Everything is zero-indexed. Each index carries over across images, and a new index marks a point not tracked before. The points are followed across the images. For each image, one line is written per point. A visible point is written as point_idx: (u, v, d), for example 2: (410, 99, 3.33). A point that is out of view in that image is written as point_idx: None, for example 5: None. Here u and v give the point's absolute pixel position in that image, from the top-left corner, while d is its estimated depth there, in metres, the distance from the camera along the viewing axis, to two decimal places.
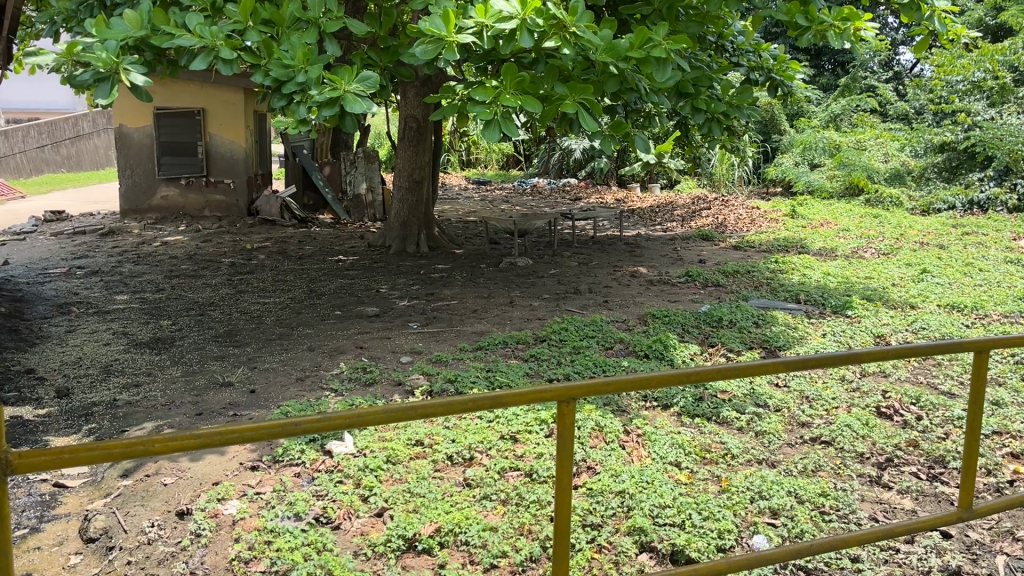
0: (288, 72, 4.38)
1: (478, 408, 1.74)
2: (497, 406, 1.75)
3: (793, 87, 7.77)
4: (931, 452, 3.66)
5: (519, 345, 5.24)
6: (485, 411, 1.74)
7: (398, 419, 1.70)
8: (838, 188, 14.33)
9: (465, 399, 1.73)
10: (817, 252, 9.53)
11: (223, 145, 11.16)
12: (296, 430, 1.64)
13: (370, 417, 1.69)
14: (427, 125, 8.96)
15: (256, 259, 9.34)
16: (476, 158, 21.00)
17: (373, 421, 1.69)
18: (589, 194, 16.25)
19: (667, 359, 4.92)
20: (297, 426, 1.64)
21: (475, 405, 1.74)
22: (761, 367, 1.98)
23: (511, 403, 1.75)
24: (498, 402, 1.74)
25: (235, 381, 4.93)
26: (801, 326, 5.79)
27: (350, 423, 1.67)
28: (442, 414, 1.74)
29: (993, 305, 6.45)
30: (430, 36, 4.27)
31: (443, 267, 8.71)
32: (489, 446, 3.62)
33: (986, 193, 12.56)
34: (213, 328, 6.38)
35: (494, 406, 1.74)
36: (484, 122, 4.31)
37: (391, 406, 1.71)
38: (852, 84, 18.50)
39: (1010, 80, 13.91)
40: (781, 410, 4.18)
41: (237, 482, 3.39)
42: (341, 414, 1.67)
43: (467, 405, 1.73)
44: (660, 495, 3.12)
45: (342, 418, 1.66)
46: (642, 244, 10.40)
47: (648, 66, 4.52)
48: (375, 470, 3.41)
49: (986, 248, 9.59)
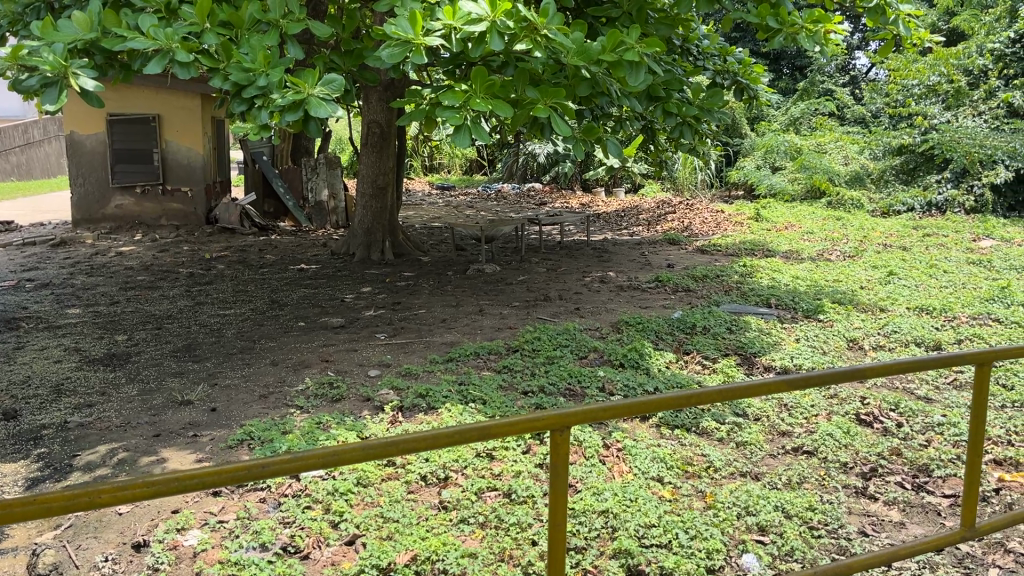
0: (248, 76, 4.19)
1: (463, 439, 1.59)
2: (485, 436, 1.60)
3: (759, 91, 7.77)
4: (914, 460, 3.60)
5: (491, 356, 5.10)
6: (471, 443, 1.60)
7: (378, 456, 1.54)
8: (800, 191, 14.43)
9: (451, 432, 1.58)
10: (783, 255, 9.54)
11: (180, 152, 10.87)
12: (264, 473, 1.46)
13: (345, 454, 1.52)
14: (390, 130, 8.79)
15: (216, 269, 9.07)
16: (439, 163, 20.84)
17: (352, 459, 1.52)
18: (554, 199, 16.18)
19: (642, 368, 4.82)
20: (265, 468, 1.46)
21: (461, 437, 1.59)
22: (760, 388, 1.88)
23: (498, 434, 1.61)
24: (484, 433, 1.60)
25: (195, 399, 4.71)
26: (774, 331, 5.74)
27: (324, 462, 1.51)
28: (425, 449, 1.58)
29: (962, 307, 6.47)
30: (396, 40, 4.12)
31: (409, 275, 8.54)
32: (464, 464, 3.48)
33: (944, 194, 12.73)
34: (171, 342, 6.14)
35: (482, 437, 1.60)
36: (454, 127, 4.17)
37: (369, 441, 1.55)
38: (810, 88, 18.71)
39: (965, 84, 14.15)
40: (760, 419, 4.10)
41: (198, 510, 3.20)
42: (312, 453, 1.50)
43: (451, 438, 1.58)
44: (645, 514, 3.01)
45: (314, 457, 1.49)
46: (610, 248, 10.34)
47: (621, 69, 4.42)
48: (345, 493, 3.25)
49: (947, 250, 9.69)
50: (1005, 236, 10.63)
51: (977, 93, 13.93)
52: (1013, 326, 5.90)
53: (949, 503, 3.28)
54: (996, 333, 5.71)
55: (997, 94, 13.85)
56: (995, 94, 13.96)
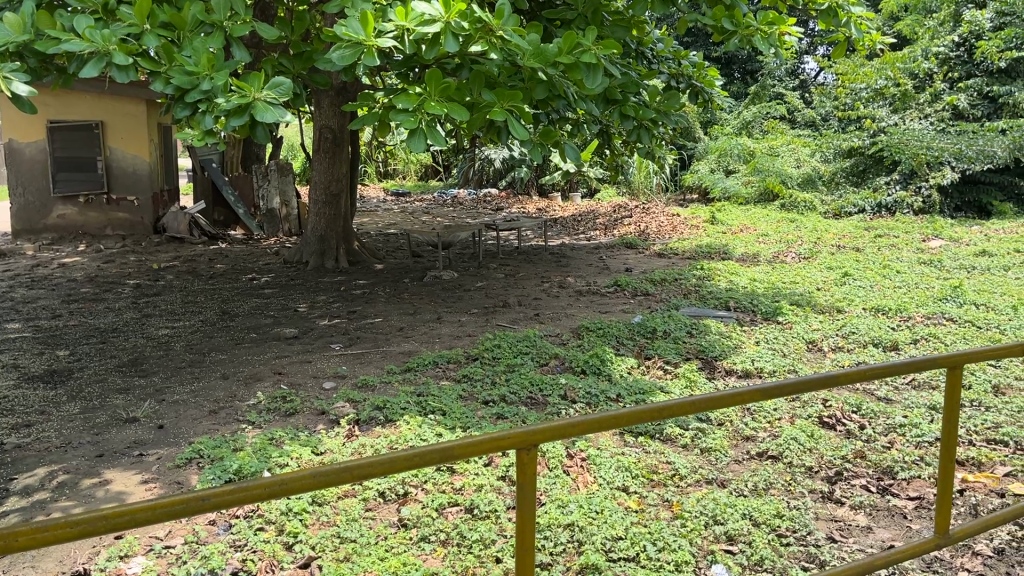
0: (191, 80, 4.03)
1: (421, 463, 1.50)
2: (447, 459, 1.51)
3: (713, 94, 7.77)
4: (879, 463, 3.58)
5: (450, 365, 4.98)
6: (433, 466, 1.50)
7: (328, 483, 1.43)
8: (753, 194, 14.57)
9: (410, 455, 1.48)
10: (740, 258, 9.59)
11: (125, 159, 10.55)
12: (204, 506, 1.35)
13: (294, 483, 1.41)
14: (343, 135, 8.63)
15: (164, 279, 8.80)
16: (394, 169, 20.63)
17: (303, 487, 1.42)
18: (511, 204, 16.11)
19: (605, 374, 4.75)
20: (206, 501, 1.35)
21: (423, 460, 1.49)
22: (734, 398, 1.81)
23: (460, 456, 1.51)
24: (446, 455, 1.50)
25: (141, 416, 4.51)
26: (734, 334, 5.72)
27: (272, 491, 1.40)
28: (382, 474, 1.47)
29: (916, 307, 6.53)
30: (347, 41, 4.00)
31: (365, 283, 8.38)
32: (424, 480, 3.36)
33: (893, 196, 12.94)
34: (115, 357, 5.90)
35: (443, 459, 1.51)
36: (409, 130, 4.05)
37: (319, 468, 1.44)
38: (761, 92, 18.93)
39: (912, 87, 14.38)
40: (724, 424, 4.05)
41: (143, 535, 3.03)
42: (258, 484, 1.39)
43: (409, 462, 1.48)
44: (612, 527, 2.92)
45: (260, 488, 1.38)
46: (568, 253, 10.29)
47: (578, 71, 4.35)
48: (300, 513, 3.11)
49: (899, 250, 9.84)
50: (953, 235, 10.85)
51: (923, 96, 14.21)
52: (967, 325, 5.97)
53: (915, 506, 3.26)
54: (951, 332, 5.77)
55: (941, 97, 14.15)
56: (940, 97, 14.27)
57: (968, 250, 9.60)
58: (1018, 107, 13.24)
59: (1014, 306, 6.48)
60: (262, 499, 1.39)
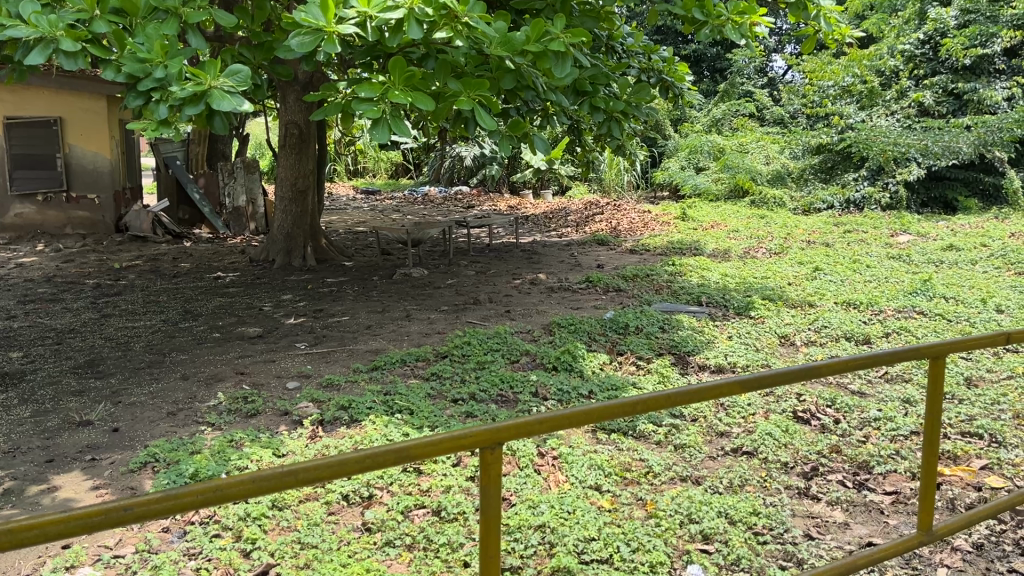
0: (143, 68, 3.88)
1: (371, 467, 1.37)
2: (403, 459, 1.39)
3: (683, 88, 7.71)
4: (855, 457, 3.52)
5: (418, 364, 4.85)
6: (390, 468, 1.39)
7: (266, 490, 1.29)
8: (723, 190, 14.57)
9: (363, 456, 1.36)
10: (711, 254, 9.56)
11: (85, 157, 10.27)
12: (127, 516, 1.20)
13: (233, 487, 1.28)
14: (309, 130, 8.43)
15: (125, 279, 8.56)
16: (364, 167, 20.41)
17: (238, 495, 1.27)
18: (482, 202, 15.98)
19: (577, 371, 4.66)
20: (127, 512, 1.19)
21: (375, 462, 1.37)
22: (710, 391, 1.72)
23: (416, 457, 1.39)
24: (403, 456, 1.39)
25: (95, 420, 4.32)
26: (707, 329, 5.65)
27: (205, 499, 1.25)
28: (330, 479, 1.34)
29: (887, 301, 6.52)
30: (307, 28, 3.87)
31: (332, 281, 8.22)
32: (390, 481, 3.24)
33: (861, 192, 13.03)
34: (71, 358, 5.69)
35: (401, 460, 1.39)
36: (372, 120, 3.95)
37: (261, 473, 1.30)
38: (730, 89, 18.97)
39: (878, 84, 14.52)
40: (698, 420, 3.97)
41: (91, 544, 2.87)
42: (188, 492, 1.23)
43: (359, 465, 1.35)
44: (584, 527, 2.82)
45: (189, 497, 1.23)
46: (539, 250, 10.19)
47: (547, 60, 4.26)
48: (258, 518, 2.96)
49: (868, 246, 9.87)
50: (921, 231, 10.92)
51: (890, 93, 14.32)
52: (938, 319, 5.97)
53: (892, 500, 3.19)
54: (922, 325, 5.75)
55: (907, 93, 14.27)
56: (906, 94, 14.39)
57: (936, 245, 9.65)
58: (983, 104, 13.38)
59: (983, 300, 6.49)
60: (195, 507, 1.25)
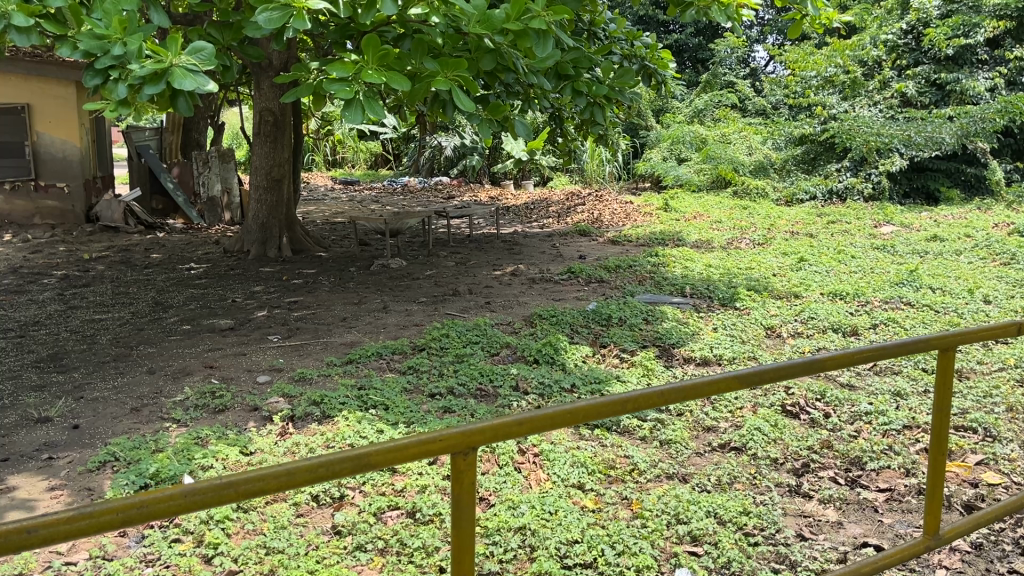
0: (101, 44, 3.69)
1: (326, 475, 1.14)
2: (363, 469, 1.16)
3: (666, 76, 7.56)
4: (846, 453, 3.39)
5: (395, 356, 4.68)
6: (346, 479, 1.16)
7: (198, 505, 1.06)
8: (705, 181, 14.44)
9: (314, 465, 1.12)
10: (693, 244, 9.44)
11: (53, 145, 9.98)
12: (30, 540, 0.98)
13: (157, 505, 1.04)
14: (285, 117, 8.20)
15: (94, 270, 8.30)
16: (343, 158, 20.13)
17: (168, 511, 1.05)
18: (462, 192, 15.78)
19: (558, 364, 4.51)
20: (34, 533, 0.99)
21: (332, 471, 1.14)
22: (707, 388, 1.56)
23: (376, 465, 1.17)
24: (361, 463, 1.16)
25: (54, 416, 4.11)
26: (692, 321, 5.51)
27: (129, 515, 1.03)
28: (275, 492, 1.11)
29: (873, 292, 6.42)
30: (275, 3, 3.69)
31: (308, 271, 8.01)
32: (363, 481, 3.08)
33: (844, 182, 12.96)
34: (34, 352, 5.46)
35: (359, 468, 1.16)
36: (345, 101, 3.81)
37: (193, 484, 1.07)
38: (713, 80, 18.86)
39: (860, 74, 14.47)
40: (683, 414, 3.84)
41: (42, 550, 2.69)
42: (111, 506, 1.02)
43: (312, 474, 1.12)
44: (567, 529, 2.68)
45: (113, 511, 1.02)
46: (520, 241, 10.03)
47: (527, 40, 4.09)
48: (221, 521, 2.79)
49: (852, 236, 9.80)
50: (904, 221, 10.87)
51: (873, 84, 14.25)
52: (925, 310, 5.88)
53: (886, 498, 3.08)
54: (910, 316, 5.66)
55: (890, 84, 14.22)
56: (889, 84, 14.35)
57: (919, 236, 9.59)
58: (965, 95, 13.35)
59: (970, 290, 6.41)
60: (114, 528, 1.03)
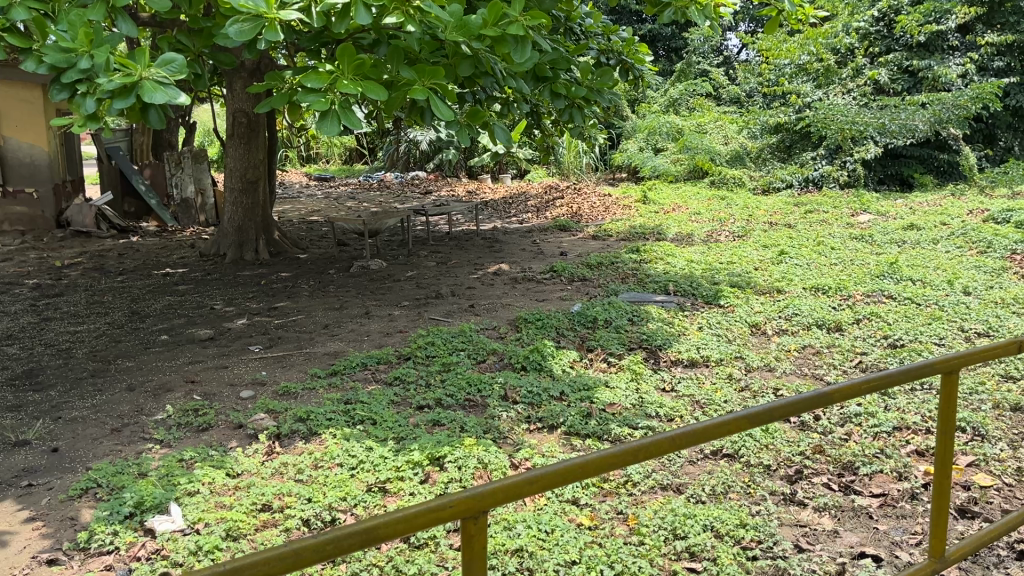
0: (67, 58, 3.59)
1: (335, 550, 1.09)
2: (370, 543, 1.11)
3: (643, 71, 7.47)
4: (838, 458, 3.38)
5: (380, 367, 4.63)
6: (354, 554, 1.10)
7: None
8: (683, 171, 14.47)
9: (325, 541, 1.07)
10: (674, 238, 9.43)
11: (19, 148, 9.72)
12: None
13: None
14: (258, 119, 8.08)
15: (67, 278, 8.14)
16: (317, 153, 20.01)
17: None
18: (439, 187, 15.68)
19: (546, 370, 4.48)
20: None
21: (340, 546, 1.09)
22: (718, 431, 1.47)
23: (384, 539, 1.12)
24: (370, 537, 1.10)
25: (33, 439, 3.99)
26: (677, 321, 5.50)
27: None
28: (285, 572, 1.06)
29: (855, 285, 6.45)
30: (246, 13, 3.60)
31: (287, 275, 7.91)
32: (354, 503, 3.04)
33: (820, 170, 13.04)
34: (8, 369, 5.33)
35: (368, 543, 1.11)
36: (320, 113, 3.73)
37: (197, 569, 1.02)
38: (686, 69, 18.85)
39: (833, 62, 14.50)
40: (674, 420, 3.88)
41: None
42: None
43: (319, 553, 1.07)
44: (564, 549, 2.65)
45: None
46: (500, 237, 9.98)
47: (505, 45, 4.03)
48: (212, 553, 2.74)
49: (830, 226, 9.85)
50: (880, 209, 10.94)
51: (846, 71, 14.28)
52: (907, 303, 5.90)
53: (880, 503, 3.08)
54: (892, 310, 5.68)
55: (863, 71, 14.28)
56: (862, 71, 14.38)
57: (897, 224, 9.66)
58: (938, 81, 13.41)
59: (949, 281, 6.45)
60: None
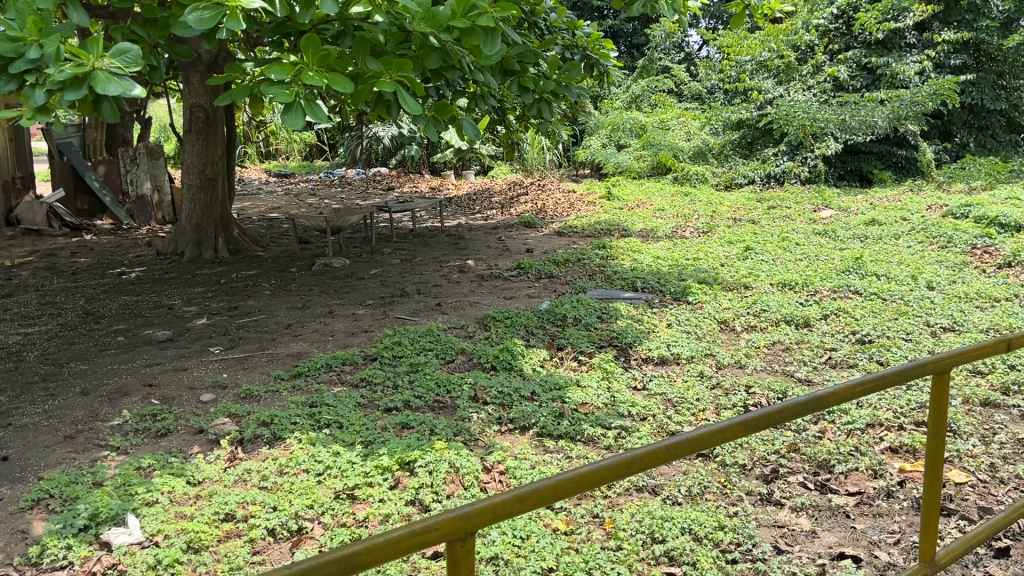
0: (14, 47, 3.42)
1: None
2: (352, 571, 1.02)
3: (609, 66, 7.41)
4: (813, 456, 3.36)
5: (346, 368, 4.51)
6: None
7: None
8: (646, 168, 14.49)
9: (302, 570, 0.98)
10: (639, 234, 9.42)
11: None
12: None
13: None
14: (217, 113, 7.88)
15: (17, 277, 7.85)
16: (276, 149, 19.69)
17: None
18: (402, 183, 15.50)
19: (516, 370, 4.40)
20: None
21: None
22: (713, 438, 1.41)
23: (367, 565, 1.03)
24: (350, 565, 1.01)
25: None
26: (646, 318, 5.46)
27: None
28: None
29: (821, 281, 6.48)
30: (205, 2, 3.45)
31: (248, 274, 7.73)
32: (322, 511, 2.94)
33: (781, 166, 13.15)
34: None
35: (348, 571, 1.02)
36: (284, 106, 3.59)
37: None
38: (649, 65, 18.86)
39: (794, 59, 14.60)
40: (647, 419, 3.84)
41: None
42: None
43: None
44: (541, 556, 2.58)
45: None
46: (465, 234, 9.89)
47: (474, 37, 3.92)
48: (172, 566, 2.61)
49: (793, 222, 9.92)
50: (842, 205, 11.05)
51: (806, 68, 14.39)
52: (873, 298, 5.94)
53: (856, 502, 3.06)
54: (858, 305, 5.72)
55: (823, 68, 14.41)
56: (821, 68, 14.51)
57: (858, 220, 9.77)
58: (896, 79, 13.59)
59: (913, 276, 6.51)
60: None
